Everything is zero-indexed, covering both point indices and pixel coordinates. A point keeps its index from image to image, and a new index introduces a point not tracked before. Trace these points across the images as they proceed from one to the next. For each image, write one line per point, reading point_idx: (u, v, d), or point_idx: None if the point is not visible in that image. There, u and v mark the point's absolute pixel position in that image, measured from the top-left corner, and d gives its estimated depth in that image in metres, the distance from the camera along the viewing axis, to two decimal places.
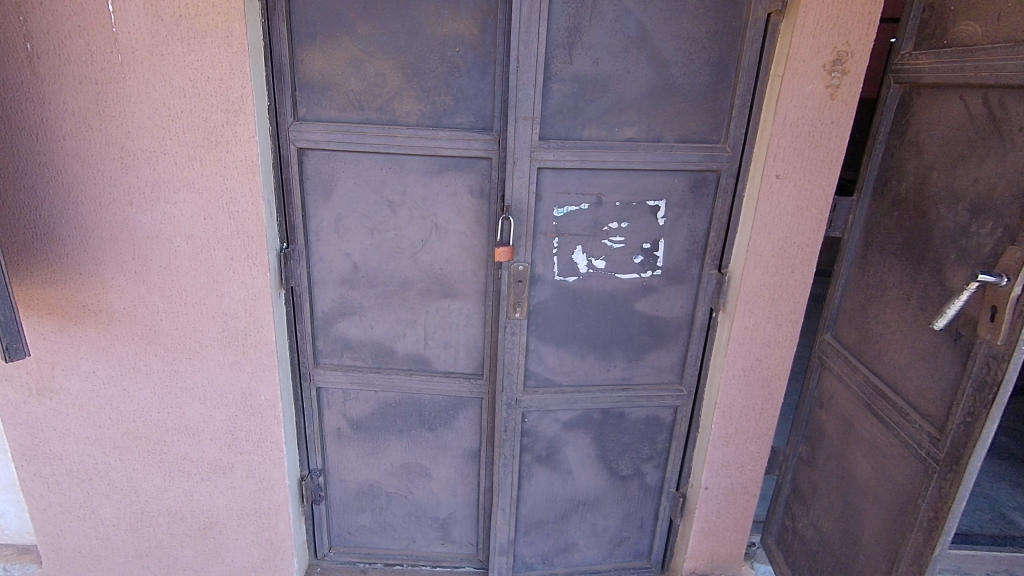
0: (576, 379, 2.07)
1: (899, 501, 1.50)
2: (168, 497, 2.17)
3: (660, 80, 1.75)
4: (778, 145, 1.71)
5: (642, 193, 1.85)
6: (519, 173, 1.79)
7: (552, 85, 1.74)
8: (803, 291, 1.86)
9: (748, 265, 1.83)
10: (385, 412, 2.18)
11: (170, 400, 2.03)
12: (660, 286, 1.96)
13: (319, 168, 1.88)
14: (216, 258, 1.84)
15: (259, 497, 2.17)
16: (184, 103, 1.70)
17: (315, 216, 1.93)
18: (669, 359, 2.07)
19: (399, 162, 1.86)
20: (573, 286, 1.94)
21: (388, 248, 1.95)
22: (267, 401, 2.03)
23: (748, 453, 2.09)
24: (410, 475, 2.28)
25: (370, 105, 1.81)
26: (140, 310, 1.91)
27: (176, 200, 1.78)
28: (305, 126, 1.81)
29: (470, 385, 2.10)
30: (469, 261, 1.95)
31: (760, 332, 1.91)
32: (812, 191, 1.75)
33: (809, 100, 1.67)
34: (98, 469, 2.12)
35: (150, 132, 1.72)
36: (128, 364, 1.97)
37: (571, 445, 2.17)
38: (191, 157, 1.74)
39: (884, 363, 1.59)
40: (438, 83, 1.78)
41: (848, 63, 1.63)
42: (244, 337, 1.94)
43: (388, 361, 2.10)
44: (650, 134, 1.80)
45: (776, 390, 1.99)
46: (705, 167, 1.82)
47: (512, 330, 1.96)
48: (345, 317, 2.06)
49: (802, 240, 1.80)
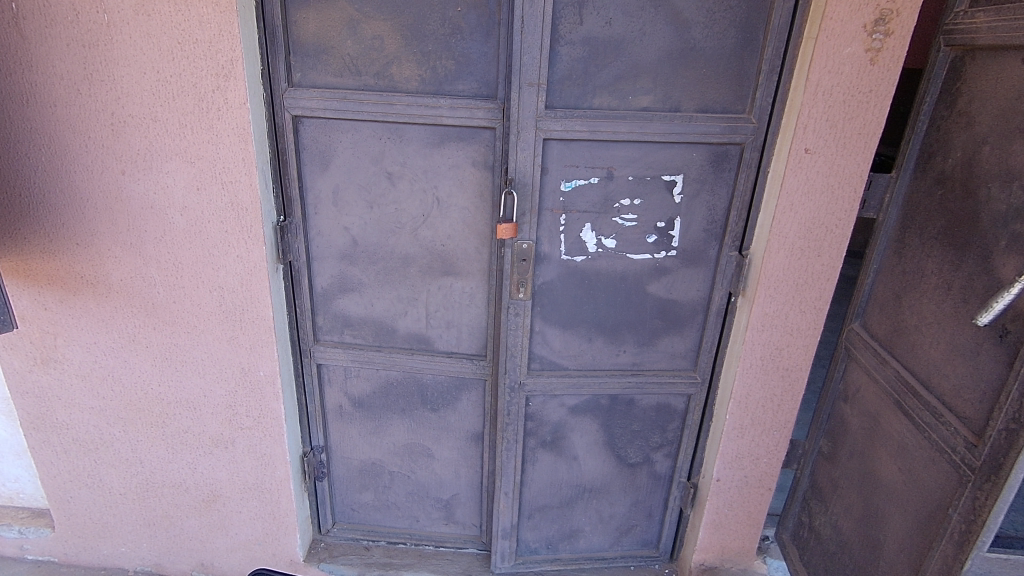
0: (583, 363, 1.97)
1: (926, 508, 1.38)
2: (172, 469, 2.17)
3: (680, 42, 1.59)
4: (809, 115, 1.54)
5: (657, 168, 1.71)
6: (524, 144, 1.67)
7: (560, 48, 1.60)
8: (830, 276, 1.71)
9: (771, 247, 1.68)
10: (386, 390, 2.12)
11: (171, 373, 2.01)
12: (675, 267, 1.84)
13: (316, 137, 1.79)
14: (210, 230, 1.79)
15: (260, 473, 2.15)
16: (172, 67, 1.62)
17: (312, 187, 1.85)
18: (683, 344, 1.96)
19: (398, 132, 1.75)
20: (581, 266, 1.83)
21: (388, 223, 1.87)
22: (267, 376, 1.99)
23: (764, 446, 1.96)
24: (412, 455, 2.23)
25: (367, 70, 1.70)
26: (138, 282, 1.87)
27: (169, 169, 1.72)
28: (300, 93, 1.72)
29: (473, 366, 2.02)
30: (472, 237, 1.85)
31: (781, 319, 1.77)
32: (845, 166, 1.58)
33: (846, 66, 1.49)
34: (105, 439, 2.13)
35: (140, 97, 1.65)
36: (128, 337, 1.95)
37: (578, 431, 2.08)
38: (182, 124, 1.67)
39: (917, 358, 1.45)
40: (439, 46, 1.66)
41: (892, 23, 1.44)
42: (242, 312, 1.89)
43: (389, 339, 2.04)
44: (667, 103, 1.65)
45: (797, 381, 1.85)
46: (727, 139, 1.67)
47: (515, 311, 1.86)
48: (345, 293, 1.99)
49: (832, 221, 1.64)
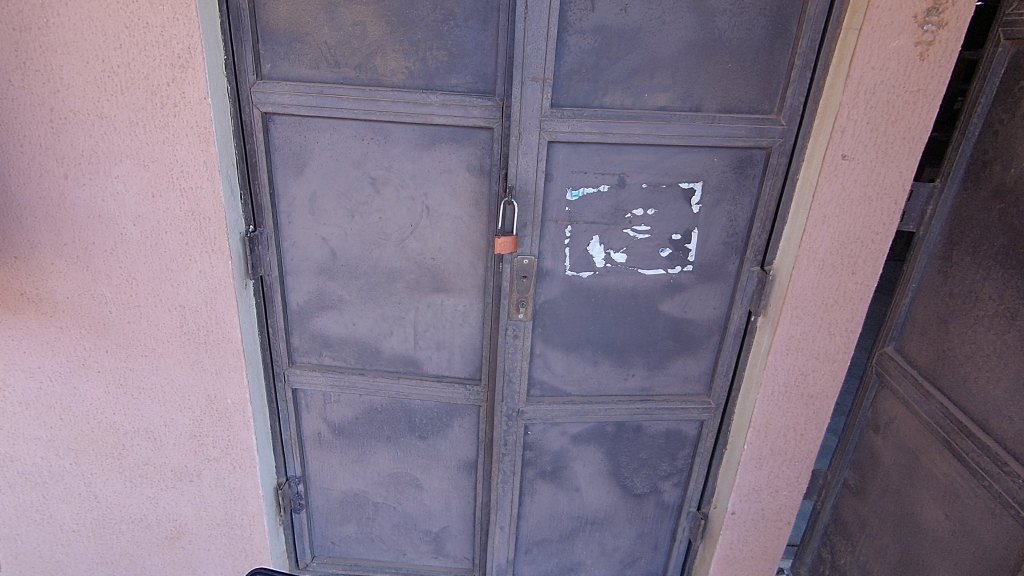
0: (588, 389, 1.79)
1: (982, 564, 1.24)
2: (131, 504, 1.95)
3: (704, 32, 1.41)
4: (847, 117, 1.37)
5: (674, 174, 1.53)
6: (526, 147, 1.48)
7: (568, 38, 1.41)
8: (864, 295, 1.54)
9: (800, 263, 1.51)
10: (370, 416, 1.93)
11: (127, 401, 1.79)
12: (690, 284, 1.67)
13: (289, 137, 1.58)
14: (168, 242, 1.57)
15: (230, 508, 1.94)
16: (119, 55, 1.40)
17: (285, 194, 1.64)
18: (697, 367, 1.79)
19: (383, 132, 1.55)
20: (587, 282, 1.64)
21: (371, 234, 1.66)
22: (236, 405, 1.78)
23: (785, 478, 1.79)
24: (399, 485, 2.04)
25: (348, 61, 1.50)
26: (86, 300, 1.65)
27: (118, 173, 1.50)
28: (271, 86, 1.51)
29: (466, 391, 1.83)
30: (466, 250, 1.66)
31: (808, 342, 1.60)
32: (885, 174, 1.41)
33: (892, 62, 1.32)
34: (54, 473, 1.90)
35: (83, 90, 1.43)
36: (77, 360, 1.73)
37: (581, 460, 1.91)
38: (132, 121, 1.45)
39: (971, 394, 1.30)
40: (430, 35, 1.46)
41: (946, 13, 1.27)
42: (206, 334, 1.68)
43: (374, 361, 1.84)
44: (687, 101, 1.47)
45: (824, 409, 1.68)
46: (752, 143, 1.49)
47: (514, 333, 1.68)
48: (323, 311, 1.79)
49: (869, 235, 1.47)
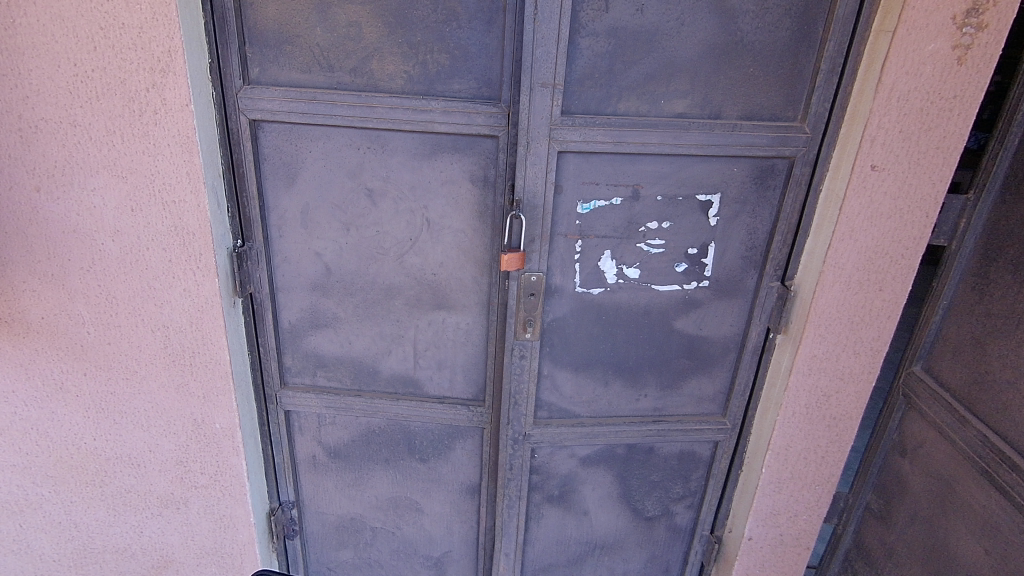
0: (597, 410, 1.70)
1: None
2: (114, 533, 1.84)
3: (725, 34, 1.32)
4: (878, 125, 1.28)
5: (691, 185, 1.44)
6: (534, 157, 1.38)
7: (580, 41, 1.32)
8: (892, 313, 1.45)
9: (825, 279, 1.42)
10: (368, 439, 1.83)
11: (109, 426, 1.68)
12: (706, 300, 1.57)
13: (279, 146, 1.48)
14: (150, 259, 1.46)
15: (220, 536, 1.84)
16: (94, 59, 1.29)
17: (276, 206, 1.54)
18: (713, 386, 1.70)
19: (380, 140, 1.45)
20: (598, 299, 1.55)
21: (368, 248, 1.56)
22: (225, 429, 1.68)
23: (805, 502, 1.70)
24: (398, 510, 1.94)
25: (342, 65, 1.39)
26: (63, 320, 1.54)
27: (94, 185, 1.39)
28: (259, 92, 1.41)
29: (468, 413, 1.73)
30: (469, 265, 1.56)
31: (832, 362, 1.51)
32: (917, 186, 1.33)
33: (928, 66, 1.23)
34: (31, 502, 1.78)
35: (55, 97, 1.32)
36: (54, 384, 1.62)
37: (590, 483, 1.81)
38: (109, 130, 1.34)
39: (1013, 422, 1.22)
40: (431, 37, 1.36)
41: (987, 14, 1.18)
42: (191, 356, 1.58)
43: (371, 382, 1.74)
44: (705, 108, 1.38)
45: (847, 431, 1.60)
46: (774, 152, 1.40)
47: (520, 353, 1.59)
48: (317, 329, 1.68)
49: (898, 250, 1.39)
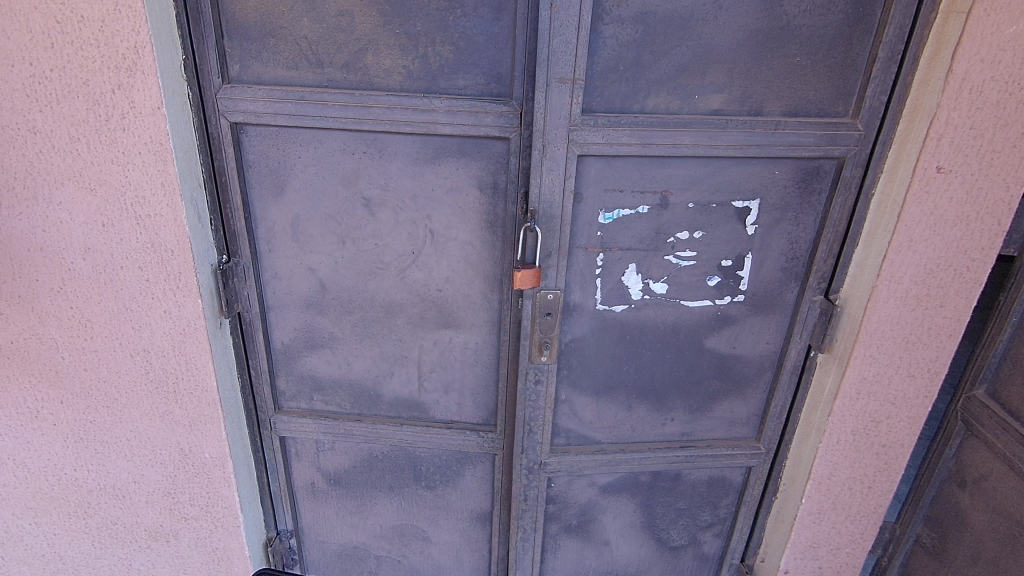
0: (619, 436, 1.56)
1: None
2: (101, 567, 1.70)
3: (768, 19, 1.15)
4: (946, 121, 1.11)
5: (726, 191, 1.29)
6: (551, 162, 1.23)
7: (603, 29, 1.16)
8: (953, 332, 1.29)
9: (878, 295, 1.26)
10: (370, 465, 1.69)
11: (90, 456, 1.54)
12: (741, 316, 1.42)
13: (265, 151, 1.33)
14: (125, 278, 1.32)
15: (213, 569, 1.70)
16: (52, 57, 1.14)
17: (263, 218, 1.39)
18: (746, 409, 1.54)
19: (378, 144, 1.30)
20: (621, 317, 1.40)
21: (366, 263, 1.42)
22: (214, 459, 1.54)
23: (848, 534, 1.55)
24: (404, 538, 1.80)
25: (333, 60, 1.24)
26: (34, 345, 1.40)
27: (60, 199, 1.25)
28: (240, 92, 1.26)
29: (478, 439, 1.59)
30: (477, 281, 1.41)
31: (883, 385, 1.36)
32: (988, 189, 1.16)
33: (1007, 53, 1.06)
34: (10, 536, 1.64)
35: (10, 101, 1.17)
36: (29, 413, 1.48)
37: (611, 512, 1.68)
38: (73, 137, 1.20)
39: None
40: (433, 26, 1.20)
41: None
42: (175, 382, 1.44)
43: (373, 405, 1.60)
44: (744, 104, 1.22)
45: (897, 460, 1.44)
46: (821, 152, 1.24)
47: (535, 377, 1.45)
48: (313, 350, 1.54)
49: (963, 262, 1.22)
